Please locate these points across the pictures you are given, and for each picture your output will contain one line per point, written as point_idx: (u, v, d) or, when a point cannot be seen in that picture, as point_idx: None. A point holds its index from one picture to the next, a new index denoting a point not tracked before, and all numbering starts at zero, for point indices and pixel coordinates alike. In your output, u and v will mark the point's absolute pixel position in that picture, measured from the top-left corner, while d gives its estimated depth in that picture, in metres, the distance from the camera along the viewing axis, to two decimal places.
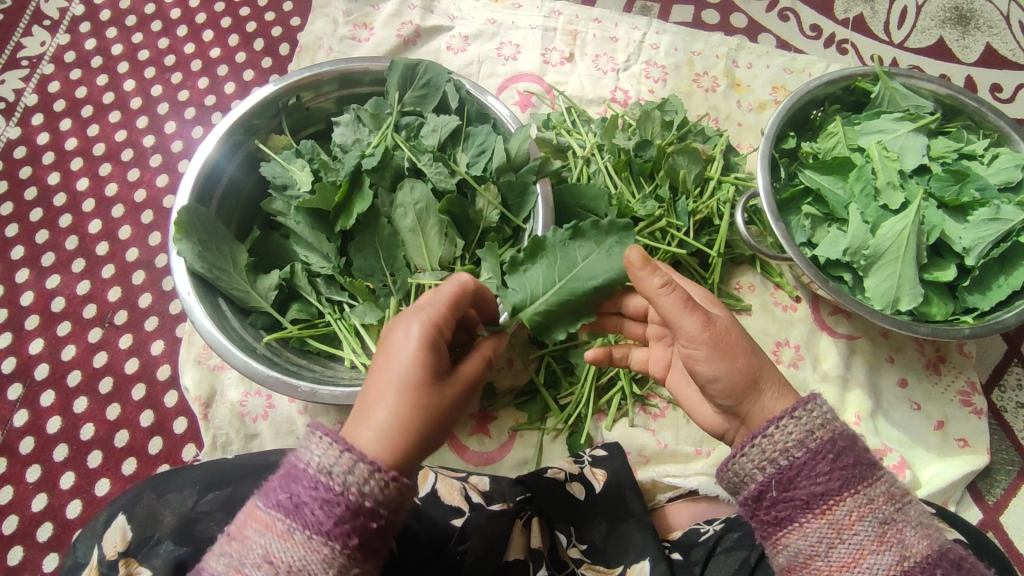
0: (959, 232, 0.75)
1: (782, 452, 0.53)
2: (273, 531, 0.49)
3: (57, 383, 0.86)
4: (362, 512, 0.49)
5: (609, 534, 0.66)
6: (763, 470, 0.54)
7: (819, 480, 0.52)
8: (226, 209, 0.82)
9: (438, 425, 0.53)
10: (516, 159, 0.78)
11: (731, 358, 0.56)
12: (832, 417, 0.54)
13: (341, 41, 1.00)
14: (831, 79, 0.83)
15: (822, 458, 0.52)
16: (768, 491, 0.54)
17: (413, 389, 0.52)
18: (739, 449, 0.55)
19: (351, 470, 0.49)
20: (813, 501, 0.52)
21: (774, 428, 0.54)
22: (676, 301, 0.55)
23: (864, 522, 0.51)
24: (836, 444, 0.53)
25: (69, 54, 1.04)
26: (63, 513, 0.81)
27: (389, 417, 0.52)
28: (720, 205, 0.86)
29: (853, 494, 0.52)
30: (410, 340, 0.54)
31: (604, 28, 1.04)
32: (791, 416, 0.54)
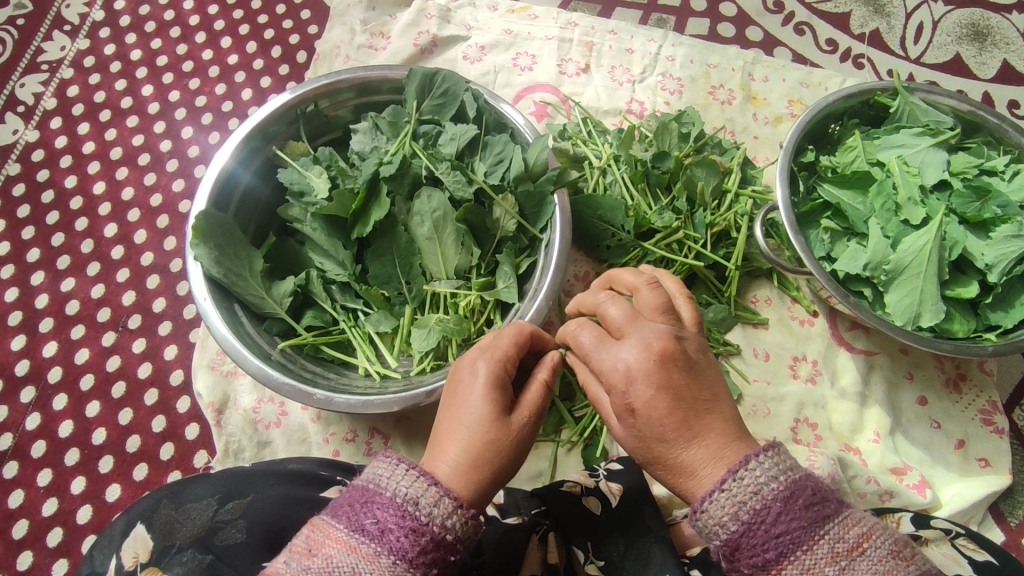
0: (981, 248, 0.75)
1: (719, 526, 0.49)
2: (357, 555, 0.46)
3: (70, 387, 0.86)
4: (443, 546, 0.48)
5: (627, 550, 0.63)
6: (710, 541, 0.50)
7: (759, 553, 0.47)
8: (242, 214, 0.82)
9: (510, 458, 0.53)
10: (534, 169, 0.77)
11: (637, 429, 0.52)
12: (764, 480, 0.48)
13: (358, 50, 1.01)
14: (850, 93, 0.83)
15: (756, 529, 0.47)
16: (718, 563, 0.50)
17: (488, 422, 0.53)
18: (690, 522, 0.51)
19: (437, 503, 0.49)
20: (759, 573, 0.48)
21: (708, 502, 0.49)
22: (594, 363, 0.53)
23: None
24: (771, 509, 0.47)
25: (88, 59, 1.04)
26: (74, 518, 0.80)
27: (464, 450, 0.52)
28: (738, 218, 0.85)
29: (793, 562, 0.47)
30: (478, 376, 0.55)
31: (621, 39, 1.05)
32: (721, 489, 0.48)
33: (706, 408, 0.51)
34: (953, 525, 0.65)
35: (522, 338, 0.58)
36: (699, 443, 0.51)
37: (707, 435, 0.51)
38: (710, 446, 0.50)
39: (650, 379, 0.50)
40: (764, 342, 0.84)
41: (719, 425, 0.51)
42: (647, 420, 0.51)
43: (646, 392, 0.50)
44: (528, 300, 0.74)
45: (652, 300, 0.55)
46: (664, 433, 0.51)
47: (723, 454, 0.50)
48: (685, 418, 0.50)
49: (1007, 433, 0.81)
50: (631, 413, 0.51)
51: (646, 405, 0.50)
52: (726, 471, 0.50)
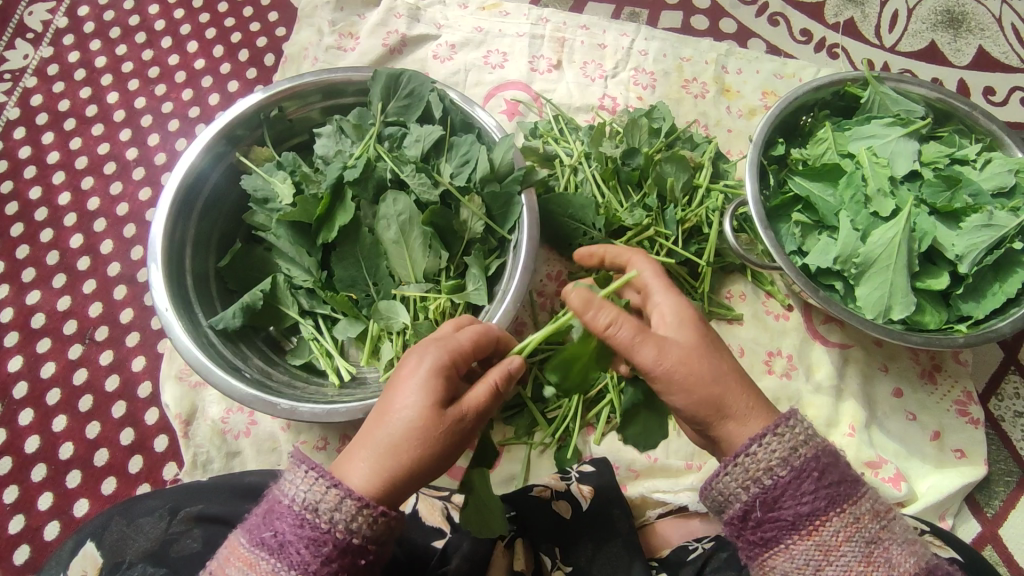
0: (952, 239, 0.74)
1: (765, 471, 0.51)
2: (256, 571, 0.49)
3: (37, 402, 0.85)
4: (349, 550, 0.49)
5: (596, 555, 0.62)
6: (747, 490, 0.52)
7: (804, 500, 0.50)
8: (208, 221, 0.80)
9: (442, 453, 0.51)
10: (500, 169, 0.76)
11: (690, 384, 0.53)
12: (814, 432, 0.52)
13: (326, 51, 0.99)
14: (820, 84, 0.82)
15: (806, 477, 0.51)
16: (753, 511, 0.52)
17: (420, 419, 0.50)
18: (721, 469, 0.53)
19: (339, 507, 0.49)
20: (799, 522, 0.51)
21: (756, 446, 0.52)
22: (631, 331, 0.52)
23: (851, 542, 0.50)
24: (820, 462, 0.51)
25: (52, 67, 1.03)
26: (42, 534, 0.79)
27: (380, 474, 0.50)
28: (709, 213, 0.84)
29: (839, 513, 0.50)
30: (416, 384, 0.51)
31: (592, 35, 1.03)
32: (773, 433, 0.51)
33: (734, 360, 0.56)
34: (918, 520, 0.65)
35: (473, 342, 0.55)
36: (744, 395, 0.54)
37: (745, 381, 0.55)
38: (752, 396, 0.55)
39: (692, 329, 0.55)
40: (739, 337, 0.84)
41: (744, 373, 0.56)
42: (707, 368, 0.54)
43: (692, 343, 0.54)
44: (496, 302, 0.73)
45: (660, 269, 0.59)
46: (722, 379, 0.54)
47: (759, 405, 0.55)
48: (730, 367, 0.55)
49: (982, 423, 0.81)
50: (682, 372, 0.53)
51: (691, 354, 0.54)
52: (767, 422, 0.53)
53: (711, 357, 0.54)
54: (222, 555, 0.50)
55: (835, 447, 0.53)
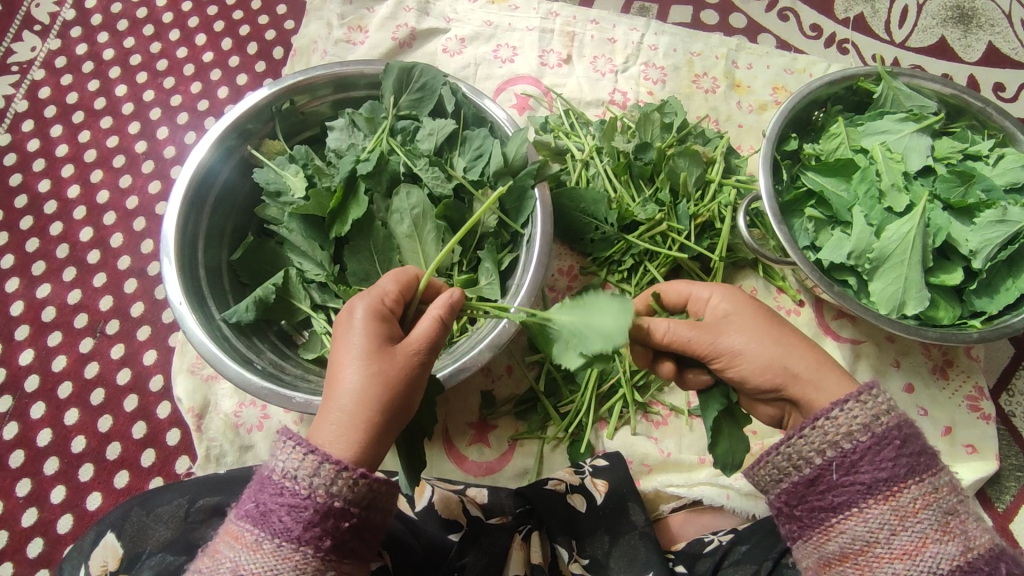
0: (965, 235, 0.74)
1: (845, 436, 0.51)
2: (243, 543, 0.49)
3: (48, 395, 0.85)
4: (331, 514, 0.49)
5: (612, 548, 0.63)
6: (823, 453, 0.52)
7: (884, 466, 0.50)
8: (219, 215, 0.80)
9: (398, 391, 0.52)
10: (513, 163, 0.75)
11: (757, 356, 0.56)
12: (894, 404, 0.52)
13: (335, 45, 0.99)
14: (833, 79, 0.82)
15: (887, 444, 0.51)
16: (827, 475, 0.52)
17: (367, 365, 0.51)
18: (796, 432, 0.52)
19: (316, 472, 0.49)
20: (877, 487, 0.50)
21: (837, 411, 0.52)
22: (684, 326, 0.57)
23: (928, 510, 0.50)
24: (902, 431, 0.51)
25: (60, 59, 1.02)
26: (55, 528, 0.79)
27: (346, 425, 0.51)
28: (722, 208, 0.84)
29: (917, 482, 0.50)
30: (356, 335, 0.52)
31: (602, 29, 1.03)
32: (857, 399, 0.51)
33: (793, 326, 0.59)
34: None
35: (404, 287, 0.57)
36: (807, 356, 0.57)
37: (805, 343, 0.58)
38: (815, 357, 0.56)
39: (748, 306, 0.59)
40: None
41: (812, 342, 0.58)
42: (759, 341, 0.56)
43: (750, 320, 0.57)
44: (510, 297, 0.73)
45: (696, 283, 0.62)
46: (776, 344, 0.56)
47: (827, 368, 0.56)
48: (792, 338, 0.57)
49: (993, 419, 0.81)
50: (744, 345, 0.56)
51: (753, 329, 0.57)
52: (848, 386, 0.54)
53: (769, 329, 0.57)
54: (217, 535, 0.51)
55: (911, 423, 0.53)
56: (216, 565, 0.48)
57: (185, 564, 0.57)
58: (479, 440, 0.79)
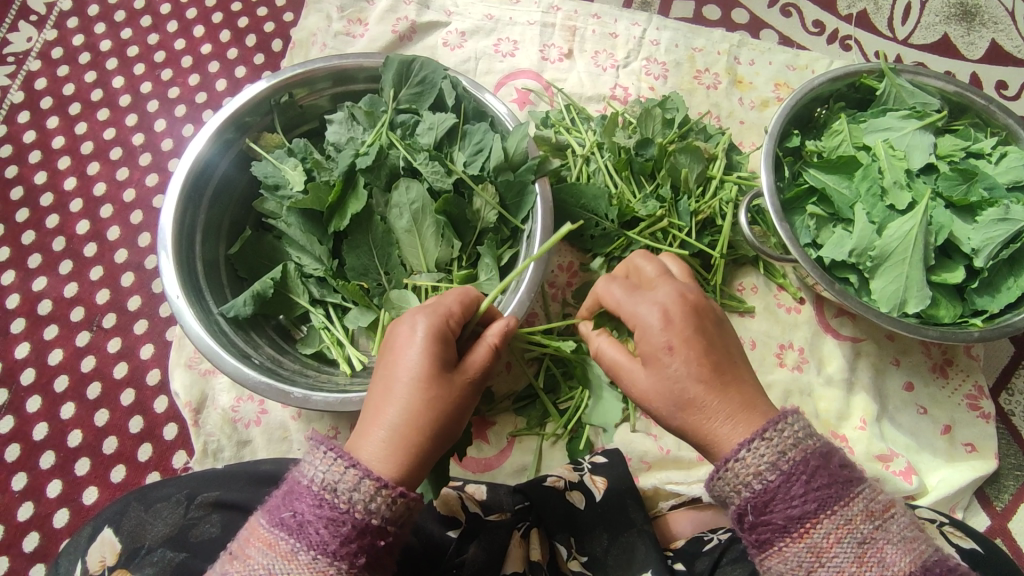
0: (968, 232, 0.74)
1: (755, 475, 0.51)
2: (275, 551, 0.48)
3: (44, 389, 0.85)
4: (368, 531, 0.48)
5: (611, 545, 0.62)
6: (739, 493, 0.51)
7: (795, 502, 0.50)
8: (217, 208, 0.79)
9: (450, 415, 0.53)
10: (514, 158, 0.75)
11: (667, 398, 0.54)
12: (804, 434, 0.52)
13: (335, 37, 0.98)
14: (836, 76, 0.81)
15: (796, 479, 0.50)
16: (745, 514, 0.51)
17: (425, 384, 0.53)
18: (714, 474, 0.52)
19: (356, 487, 0.48)
20: (791, 525, 0.50)
21: (745, 450, 0.51)
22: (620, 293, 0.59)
23: (842, 544, 0.49)
24: (809, 464, 0.51)
25: (56, 50, 1.01)
26: (51, 522, 0.79)
27: (399, 438, 0.52)
28: (723, 205, 0.84)
29: (830, 514, 0.49)
30: (417, 350, 0.54)
31: (604, 24, 1.02)
32: (761, 437, 0.51)
33: (721, 364, 0.54)
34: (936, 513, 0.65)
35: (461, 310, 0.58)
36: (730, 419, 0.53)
37: (729, 393, 0.54)
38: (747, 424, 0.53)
39: (676, 337, 0.54)
40: (751, 330, 0.83)
41: (748, 388, 0.54)
42: (660, 374, 0.54)
43: (670, 357, 0.54)
44: (509, 293, 0.72)
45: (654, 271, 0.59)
46: (681, 380, 0.53)
47: (748, 417, 0.53)
48: (710, 381, 0.53)
49: (993, 418, 0.81)
50: (647, 384, 0.55)
51: (657, 374, 0.54)
52: (755, 429, 0.52)
53: (691, 370, 0.53)
54: (242, 537, 0.50)
55: (828, 446, 0.52)
56: (248, 570, 0.47)
57: (185, 559, 0.56)
58: (478, 435, 0.78)
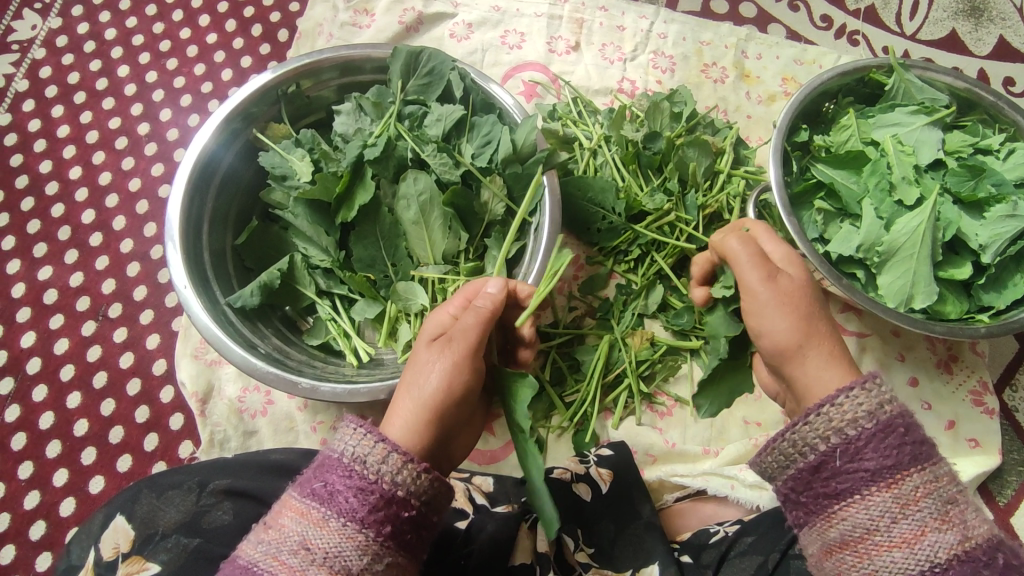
0: (976, 229, 0.74)
1: (850, 422, 0.51)
2: (309, 519, 0.48)
3: (50, 378, 0.85)
4: (395, 502, 0.49)
5: (618, 537, 0.63)
6: (828, 439, 0.51)
7: (888, 454, 0.50)
8: (223, 199, 0.79)
9: (448, 380, 0.54)
10: (522, 150, 0.75)
11: (778, 320, 0.57)
12: (900, 394, 0.52)
13: (341, 28, 0.98)
14: (845, 71, 0.81)
15: (891, 431, 0.50)
16: (829, 462, 0.51)
17: (423, 355, 0.56)
18: (801, 419, 0.52)
19: (385, 460, 0.49)
20: (880, 474, 0.50)
21: (843, 397, 0.51)
22: (751, 262, 0.59)
23: (929, 499, 0.49)
24: (904, 420, 0.51)
25: (60, 38, 1.01)
26: (57, 511, 0.79)
27: (400, 403, 0.55)
28: (730, 199, 0.84)
29: (919, 470, 0.49)
30: (424, 333, 0.58)
31: (611, 16, 1.02)
32: (862, 386, 0.51)
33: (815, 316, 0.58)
34: None
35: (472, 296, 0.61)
36: (826, 344, 0.57)
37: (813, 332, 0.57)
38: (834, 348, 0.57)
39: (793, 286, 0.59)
40: None
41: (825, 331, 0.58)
42: (804, 306, 0.58)
43: (778, 293, 0.58)
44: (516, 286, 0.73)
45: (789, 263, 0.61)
46: (817, 319, 0.58)
47: (841, 361, 0.57)
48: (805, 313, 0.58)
49: (997, 414, 0.82)
50: (772, 302, 0.58)
51: (796, 294, 0.58)
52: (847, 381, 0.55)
53: (798, 308, 0.58)
54: (277, 507, 0.50)
55: None
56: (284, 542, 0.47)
57: (197, 545, 0.56)
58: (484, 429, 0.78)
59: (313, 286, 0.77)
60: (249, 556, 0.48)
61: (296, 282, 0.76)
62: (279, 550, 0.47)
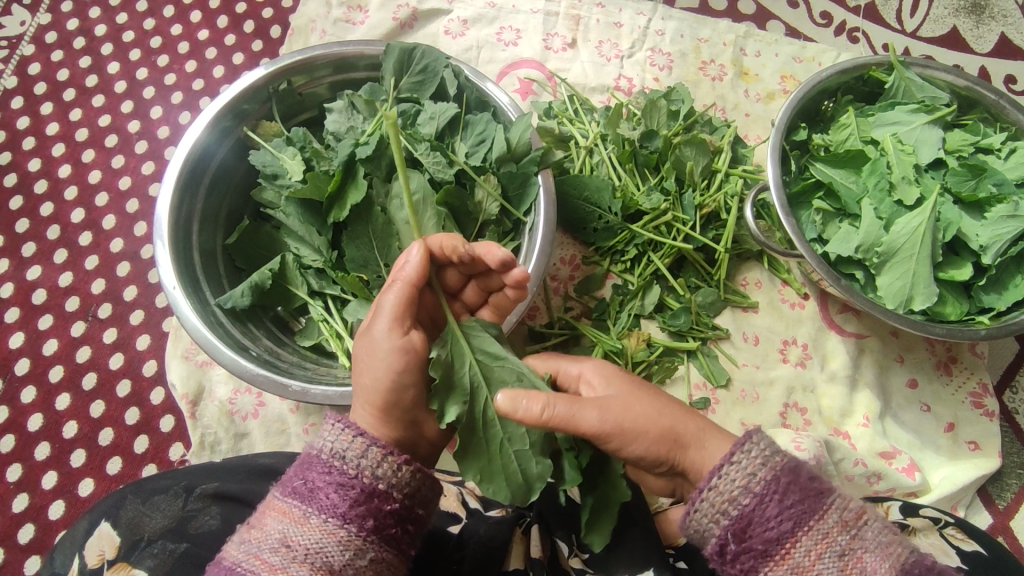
0: (976, 229, 0.73)
1: (730, 502, 0.50)
2: (290, 517, 0.49)
3: (39, 379, 0.84)
4: (376, 495, 0.50)
5: (612, 543, 0.61)
6: (718, 522, 0.51)
7: (772, 524, 0.49)
8: (214, 198, 0.78)
9: (383, 358, 0.54)
10: (516, 150, 0.74)
11: (645, 432, 0.54)
12: (773, 450, 0.51)
13: (335, 24, 0.96)
14: (845, 68, 0.80)
15: (769, 500, 0.49)
16: (727, 545, 0.50)
17: (360, 341, 0.57)
18: (691, 509, 0.52)
19: (364, 454, 0.50)
20: (771, 548, 0.49)
21: (716, 478, 0.51)
22: (563, 404, 0.52)
23: (824, 560, 0.48)
24: (780, 482, 0.50)
25: (50, 34, 1.00)
26: (46, 514, 0.78)
27: (356, 393, 0.57)
28: (728, 199, 0.82)
29: (807, 531, 0.49)
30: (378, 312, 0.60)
31: (608, 13, 1.01)
32: (730, 461, 0.51)
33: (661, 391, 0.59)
34: (944, 513, 0.65)
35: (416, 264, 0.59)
36: (691, 419, 0.56)
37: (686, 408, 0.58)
38: (701, 420, 0.57)
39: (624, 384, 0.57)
40: (754, 326, 0.83)
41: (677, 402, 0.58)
42: (644, 410, 0.55)
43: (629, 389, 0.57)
44: None
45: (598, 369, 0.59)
46: (666, 411, 0.56)
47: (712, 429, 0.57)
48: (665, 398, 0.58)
49: (996, 416, 0.81)
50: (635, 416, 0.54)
51: (626, 401, 0.55)
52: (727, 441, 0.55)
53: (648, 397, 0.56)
54: (260, 509, 0.51)
55: (796, 458, 0.51)
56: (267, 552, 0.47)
57: (184, 551, 0.56)
58: None
59: (306, 285, 0.76)
60: (233, 555, 0.48)
61: (288, 281, 0.75)
62: (260, 549, 0.47)
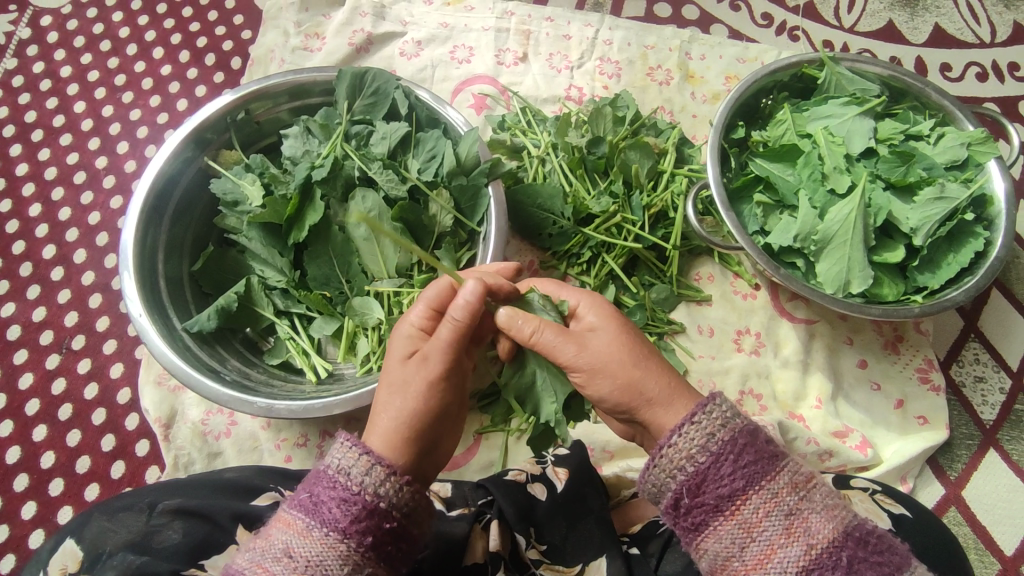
0: (906, 212, 0.76)
1: (687, 459, 0.51)
2: (293, 530, 0.49)
3: (16, 413, 0.86)
4: (377, 512, 0.50)
5: (569, 532, 0.63)
6: (673, 478, 0.52)
7: (725, 481, 0.50)
8: (179, 226, 0.81)
9: (444, 398, 0.55)
10: (466, 163, 0.78)
11: (608, 377, 0.56)
12: (733, 414, 0.52)
13: (293, 52, 1.00)
14: (776, 68, 0.84)
15: (724, 459, 0.50)
16: (681, 500, 0.51)
17: (408, 378, 0.55)
18: (648, 462, 0.53)
19: (369, 472, 0.50)
20: (722, 504, 0.50)
21: (676, 437, 0.52)
22: (551, 335, 0.57)
23: (771, 518, 0.49)
24: (737, 443, 0.51)
25: (17, 78, 1.03)
26: (26, 543, 0.80)
27: (388, 431, 0.53)
28: (675, 197, 0.86)
29: (758, 491, 0.50)
30: (394, 350, 0.58)
31: (557, 26, 1.05)
32: (690, 421, 0.52)
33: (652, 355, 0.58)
34: (870, 481, 0.67)
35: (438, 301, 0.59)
36: (661, 379, 0.56)
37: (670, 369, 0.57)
38: (672, 379, 0.56)
39: (614, 327, 0.58)
40: (707, 318, 0.86)
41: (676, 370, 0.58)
42: (623, 356, 0.56)
43: (612, 334, 0.57)
44: None
45: (593, 312, 0.60)
46: (640, 365, 0.56)
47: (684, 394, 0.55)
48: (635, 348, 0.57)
49: (943, 390, 0.84)
50: (599, 363, 0.56)
51: (613, 342, 0.57)
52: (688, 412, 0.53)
53: (631, 353, 0.57)
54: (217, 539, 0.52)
55: (755, 424, 0.52)
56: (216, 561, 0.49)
57: None
58: None
59: (272, 305, 0.79)
60: None
61: (256, 303, 0.78)
62: None
